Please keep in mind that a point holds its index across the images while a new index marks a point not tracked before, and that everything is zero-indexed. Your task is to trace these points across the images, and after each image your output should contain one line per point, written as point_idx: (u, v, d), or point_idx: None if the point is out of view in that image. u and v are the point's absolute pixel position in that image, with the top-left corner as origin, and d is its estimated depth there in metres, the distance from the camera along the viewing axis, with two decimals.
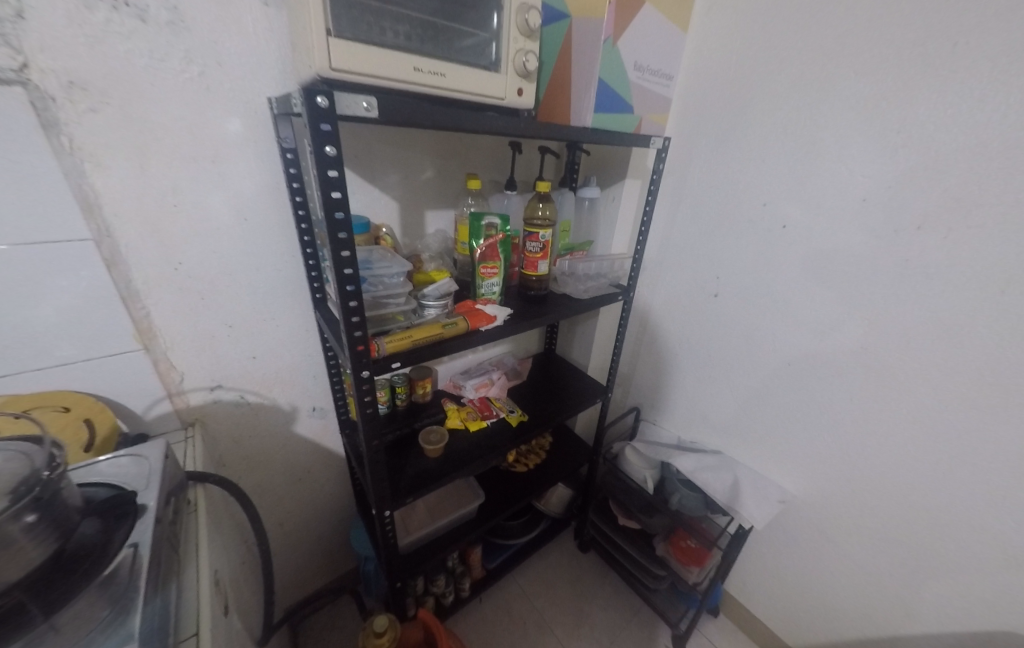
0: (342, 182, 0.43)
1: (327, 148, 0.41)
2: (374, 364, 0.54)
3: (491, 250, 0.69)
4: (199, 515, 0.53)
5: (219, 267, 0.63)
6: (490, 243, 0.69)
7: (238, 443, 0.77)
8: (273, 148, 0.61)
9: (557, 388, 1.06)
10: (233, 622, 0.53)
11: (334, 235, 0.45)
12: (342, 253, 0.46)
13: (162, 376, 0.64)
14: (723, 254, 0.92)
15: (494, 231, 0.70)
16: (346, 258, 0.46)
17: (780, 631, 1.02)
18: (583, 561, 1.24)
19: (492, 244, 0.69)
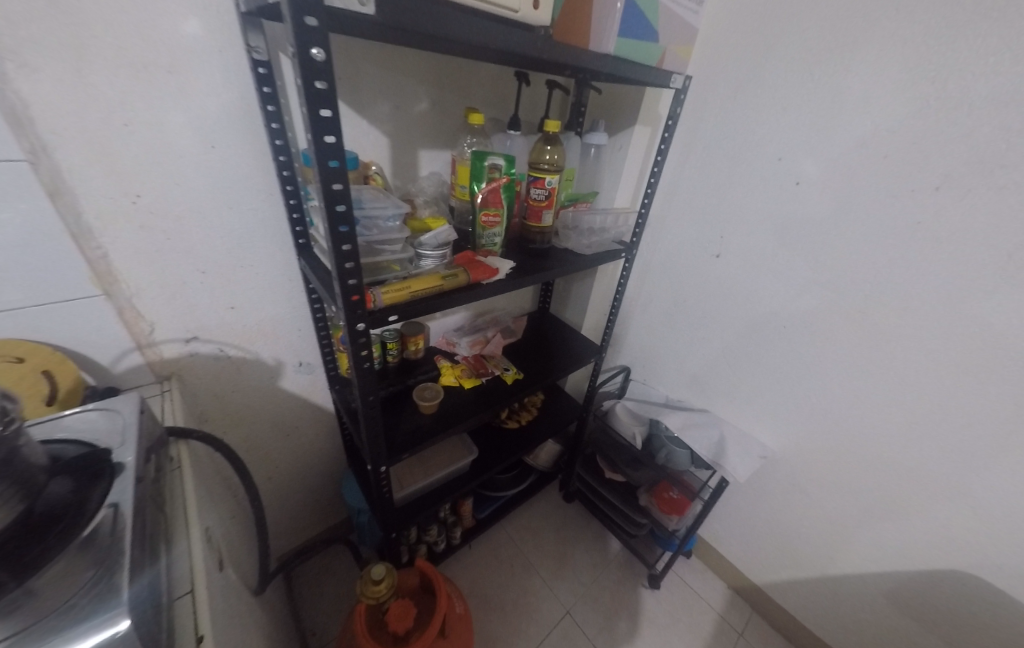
0: (333, 100, 0.37)
1: (314, 52, 0.34)
2: (369, 317, 0.50)
3: (495, 195, 0.63)
4: (183, 473, 0.50)
5: (186, 203, 0.56)
6: (492, 186, 0.63)
7: (220, 398, 0.73)
8: (241, 61, 0.52)
9: (551, 346, 1.05)
10: (230, 576, 0.51)
11: (324, 164, 0.38)
12: (334, 186, 0.40)
13: (129, 325, 0.58)
14: (730, 212, 0.88)
15: (498, 173, 0.63)
16: (339, 192, 0.40)
17: (747, 570, 1.10)
18: (568, 510, 1.30)
19: (495, 189, 0.63)
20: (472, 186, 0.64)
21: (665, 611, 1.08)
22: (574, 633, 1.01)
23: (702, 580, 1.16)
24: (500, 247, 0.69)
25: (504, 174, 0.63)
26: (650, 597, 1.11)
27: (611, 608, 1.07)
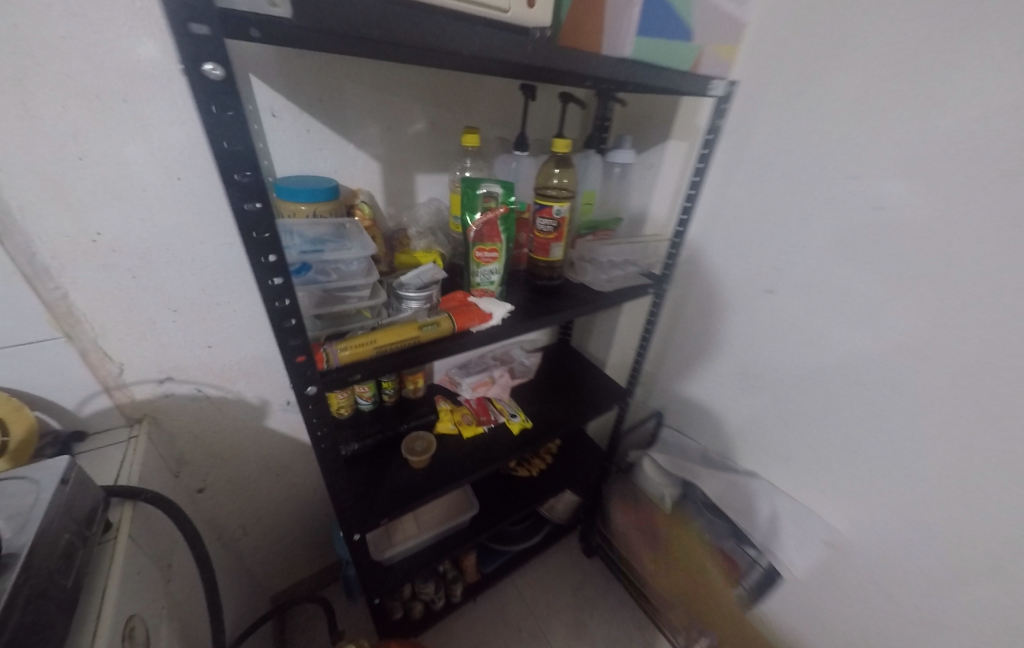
0: (243, 130, 0.30)
1: (206, 67, 0.27)
2: (322, 379, 0.41)
3: (490, 226, 0.54)
4: (115, 548, 0.44)
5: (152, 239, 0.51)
6: (487, 218, 0.54)
7: (201, 439, 0.68)
8: None
9: (568, 388, 0.93)
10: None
11: (240, 205, 0.31)
12: (260, 233, 0.33)
13: (94, 368, 0.54)
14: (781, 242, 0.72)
15: (494, 204, 0.55)
16: (267, 240, 0.33)
17: None
18: (587, 567, 1.15)
19: (491, 220, 0.54)
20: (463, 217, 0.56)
21: None
22: None
23: None
24: (500, 286, 0.59)
25: (502, 204, 0.54)
26: None
27: None
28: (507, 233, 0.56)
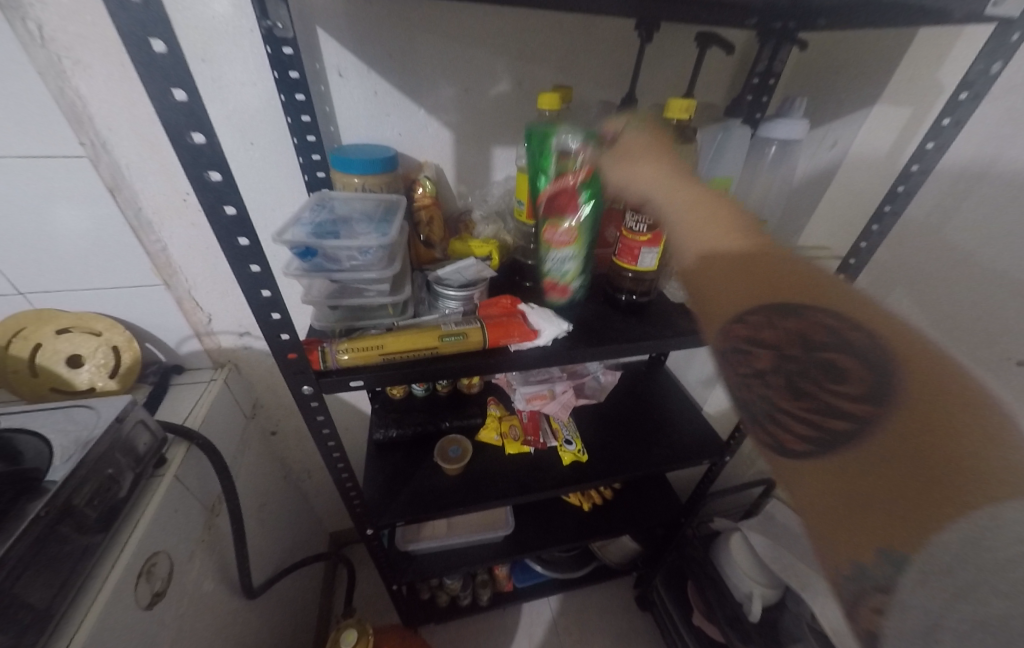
0: (187, 74, 0.21)
1: None
2: (317, 381, 0.35)
3: (565, 196, 0.41)
4: (158, 487, 0.48)
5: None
6: (559, 186, 0.41)
7: (274, 389, 0.74)
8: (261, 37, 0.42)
9: (647, 421, 0.76)
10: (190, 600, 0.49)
11: (196, 174, 0.24)
12: (227, 208, 0.26)
13: (188, 315, 0.60)
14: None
15: (571, 163, 0.41)
16: (234, 218, 0.26)
17: None
18: (636, 618, 1.01)
19: (563, 189, 0.41)
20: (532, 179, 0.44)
21: None
22: None
23: None
24: (576, 277, 0.46)
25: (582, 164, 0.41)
26: None
27: None
28: (590, 203, 0.41)
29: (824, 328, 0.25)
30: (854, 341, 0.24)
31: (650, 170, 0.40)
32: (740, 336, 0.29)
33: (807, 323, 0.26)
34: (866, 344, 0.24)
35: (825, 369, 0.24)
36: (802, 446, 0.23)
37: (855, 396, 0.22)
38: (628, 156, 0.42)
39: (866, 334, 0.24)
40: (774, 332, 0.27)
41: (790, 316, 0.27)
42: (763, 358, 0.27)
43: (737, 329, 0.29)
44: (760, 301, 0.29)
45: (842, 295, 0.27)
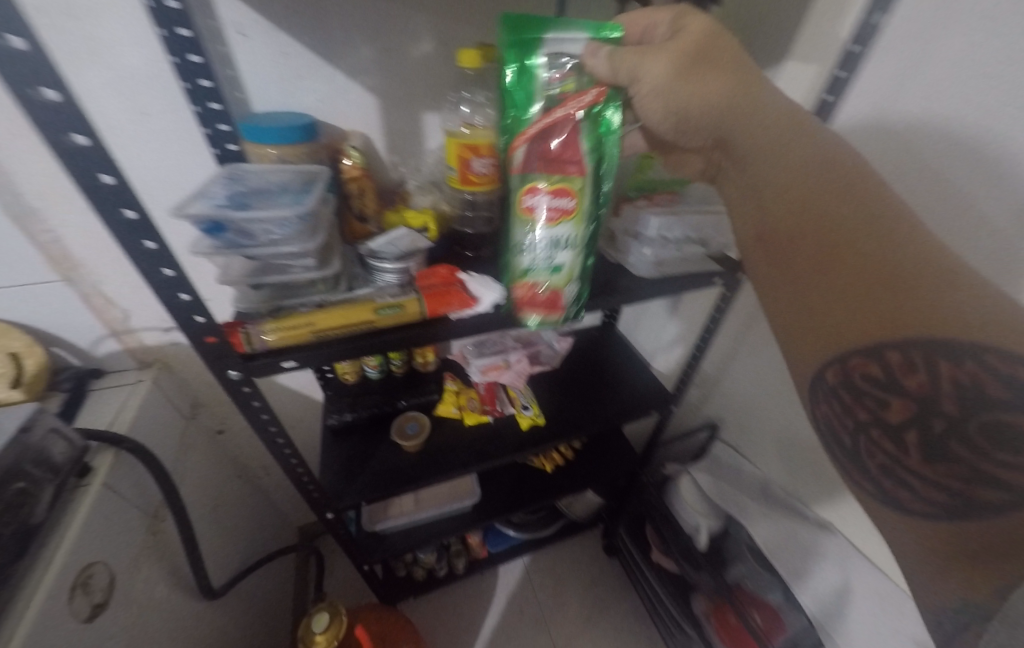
0: (18, 14, 0.18)
1: None
2: (243, 365, 0.34)
3: (553, 142, 0.35)
4: (85, 497, 0.44)
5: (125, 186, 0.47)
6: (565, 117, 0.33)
7: (214, 386, 0.69)
8: None
9: (600, 382, 0.80)
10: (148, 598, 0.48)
11: (55, 138, 0.21)
12: (103, 178, 0.23)
13: (99, 312, 0.55)
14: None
15: (571, 87, 0.36)
16: (114, 189, 0.24)
17: None
18: (604, 565, 1.08)
19: (565, 127, 0.35)
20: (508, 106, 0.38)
21: None
22: None
23: None
24: (571, 279, 0.38)
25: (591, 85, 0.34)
26: None
27: None
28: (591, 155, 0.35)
29: (982, 376, 0.22)
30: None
31: (732, 140, 0.34)
32: (869, 376, 0.27)
33: (968, 369, 0.22)
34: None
35: (986, 433, 0.21)
36: (926, 508, 0.24)
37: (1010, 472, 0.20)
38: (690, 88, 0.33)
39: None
40: (918, 378, 0.24)
41: (937, 357, 0.23)
42: (897, 404, 0.26)
43: (851, 362, 0.28)
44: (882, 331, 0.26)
45: (1008, 320, 0.22)
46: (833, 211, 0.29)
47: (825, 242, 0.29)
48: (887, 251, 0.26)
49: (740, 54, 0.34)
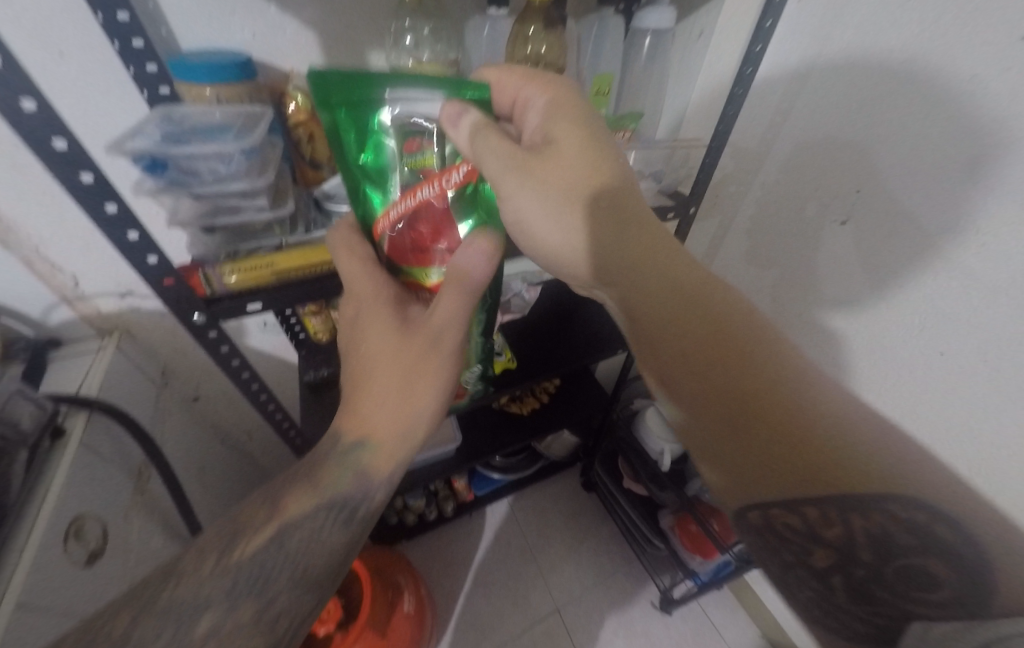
0: None
1: None
2: (207, 309, 0.35)
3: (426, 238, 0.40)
4: (63, 457, 0.45)
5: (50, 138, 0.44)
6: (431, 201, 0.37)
7: (182, 352, 0.69)
8: None
9: (568, 327, 0.83)
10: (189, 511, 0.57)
11: None
12: (25, 104, 0.23)
13: (46, 277, 0.52)
14: (867, 159, 0.51)
15: (432, 158, 0.37)
16: (38, 116, 0.23)
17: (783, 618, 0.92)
18: (582, 499, 1.18)
19: (436, 209, 0.38)
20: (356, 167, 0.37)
21: (671, 639, 0.97)
22: (559, 633, 0.95)
23: (725, 616, 1.01)
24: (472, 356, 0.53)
25: (461, 160, 0.38)
26: (658, 618, 0.99)
27: (609, 619, 0.98)
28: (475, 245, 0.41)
29: (887, 524, 0.28)
30: (943, 541, 0.26)
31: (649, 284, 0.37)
32: (795, 523, 0.32)
33: (878, 521, 0.28)
34: (948, 539, 0.26)
35: (903, 578, 0.28)
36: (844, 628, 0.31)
37: (932, 609, 0.26)
38: (575, 220, 0.38)
39: (947, 522, 0.26)
40: (835, 530, 0.30)
41: (848, 511, 0.29)
42: (823, 551, 0.32)
43: (779, 521, 0.33)
44: (789, 487, 0.30)
45: (887, 467, 0.28)
46: (716, 373, 0.33)
47: (724, 408, 0.32)
48: (793, 423, 0.30)
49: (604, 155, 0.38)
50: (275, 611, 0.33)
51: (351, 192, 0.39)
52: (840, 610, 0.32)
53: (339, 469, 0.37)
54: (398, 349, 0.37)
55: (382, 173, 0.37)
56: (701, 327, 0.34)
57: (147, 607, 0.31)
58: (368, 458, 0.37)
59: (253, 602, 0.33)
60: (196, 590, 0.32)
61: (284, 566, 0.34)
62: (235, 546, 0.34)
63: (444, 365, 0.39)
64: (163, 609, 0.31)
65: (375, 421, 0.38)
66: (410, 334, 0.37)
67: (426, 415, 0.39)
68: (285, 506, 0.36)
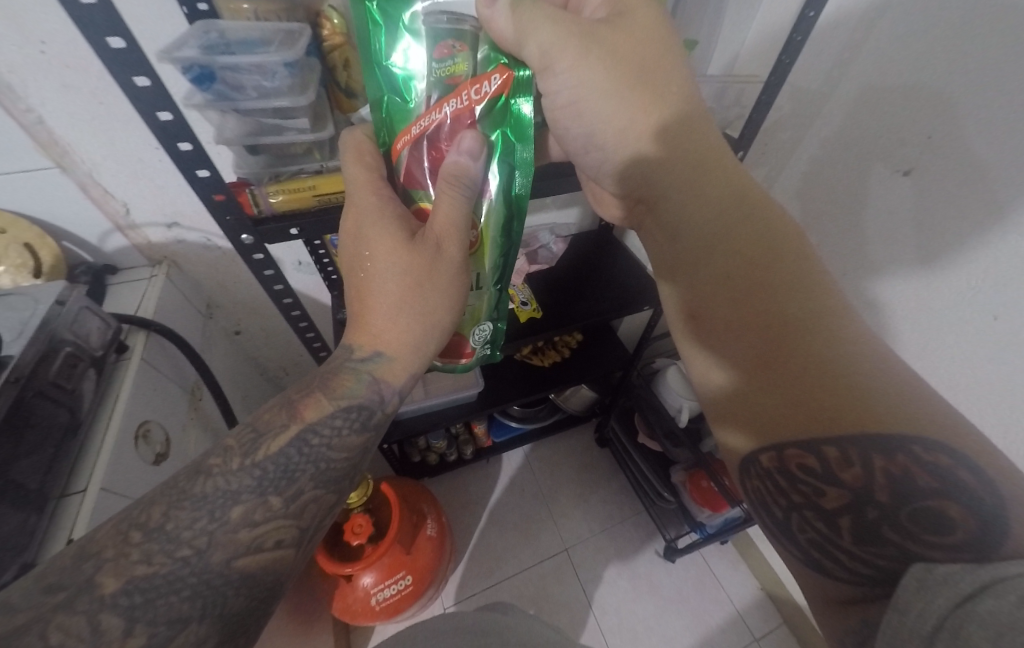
0: None
1: None
2: (253, 228, 0.36)
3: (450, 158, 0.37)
4: (128, 368, 0.49)
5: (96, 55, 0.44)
6: (456, 114, 0.35)
7: (224, 286, 0.72)
8: None
9: (595, 281, 0.83)
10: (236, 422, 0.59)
11: None
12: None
13: (100, 204, 0.55)
14: (947, 100, 0.45)
15: (463, 65, 0.36)
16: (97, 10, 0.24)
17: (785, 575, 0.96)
18: (596, 453, 1.22)
19: (462, 125, 0.36)
20: (382, 67, 0.37)
21: (672, 584, 1.02)
22: (566, 569, 1.02)
23: (728, 569, 1.06)
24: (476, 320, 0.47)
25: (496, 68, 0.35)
26: (661, 564, 1.04)
27: (614, 562, 1.04)
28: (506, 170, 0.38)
29: (911, 467, 0.27)
30: (964, 486, 0.26)
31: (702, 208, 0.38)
32: (813, 465, 0.31)
33: (900, 462, 0.27)
34: (974, 489, 0.25)
35: (916, 520, 0.27)
36: (846, 576, 0.30)
37: (946, 551, 0.24)
38: (635, 130, 0.39)
39: (968, 468, 0.26)
40: (853, 471, 0.29)
41: (872, 453, 0.28)
42: (834, 493, 0.31)
43: (789, 455, 0.33)
44: (812, 423, 0.31)
45: (914, 409, 0.28)
46: (748, 271, 0.35)
47: (748, 308, 0.35)
48: (825, 356, 0.31)
49: (665, 80, 0.38)
50: (306, 500, 0.35)
51: (375, 103, 0.39)
52: (842, 558, 0.30)
53: (355, 375, 0.39)
54: (406, 260, 0.36)
55: (408, 74, 0.37)
56: (750, 235, 0.36)
57: (177, 502, 0.31)
58: (382, 369, 0.39)
59: (281, 496, 0.34)
60: (223, 485, 0.33)
61: (307, 464, 0.36)
62: (260, 445, 0.35)
63: (454, 279, 0.38)
64: (192, 504, 0.31)
65: (390, 329, 0.39)
66: (416, 245, 0.36)
67: (438, 328, 0.39)
68: (303, 412, 0.37)
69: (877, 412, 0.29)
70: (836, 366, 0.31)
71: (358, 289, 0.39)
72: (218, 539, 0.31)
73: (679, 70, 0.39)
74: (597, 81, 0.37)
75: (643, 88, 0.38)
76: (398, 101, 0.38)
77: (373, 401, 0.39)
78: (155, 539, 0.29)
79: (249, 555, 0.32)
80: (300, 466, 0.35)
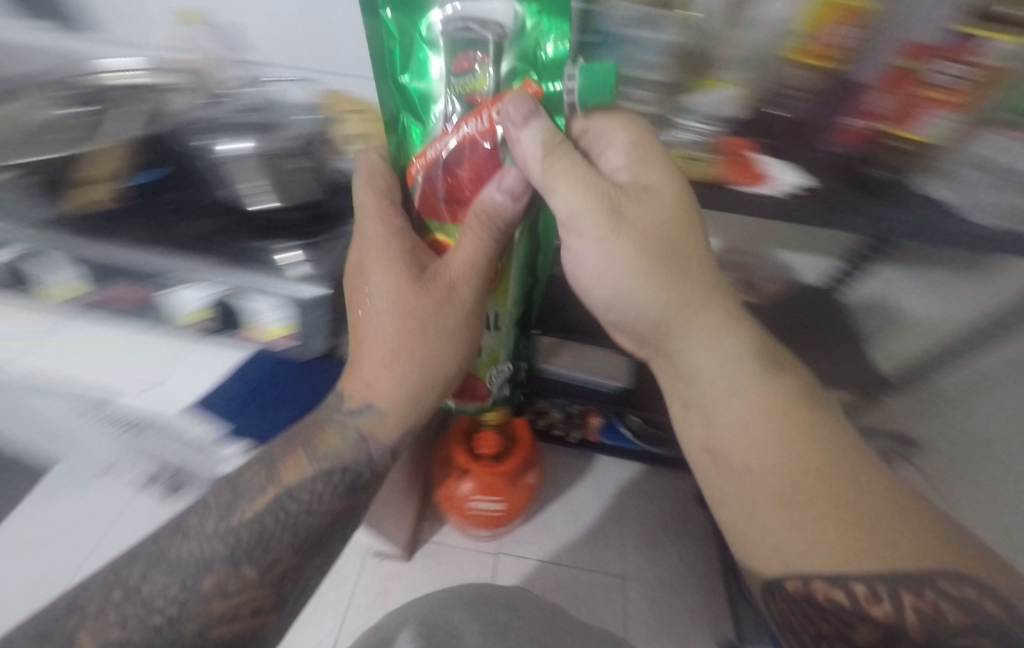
0: None
1: None
2: None
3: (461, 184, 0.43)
4: None
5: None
6: (475, 135, 0.38)
7: None
8: None
9: None
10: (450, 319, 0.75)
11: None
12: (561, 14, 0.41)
13: None
14: None
15: (483, 80, 0.37)
16: None
17: None
18: (694, 509, 1.12)
19: (477, 152, 0.40)
20: (399, 85, 0.42)
21: None
22: (614, 594, 1.00)
23: None
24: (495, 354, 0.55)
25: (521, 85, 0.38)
26: None
27: (665, 621, 0.98)
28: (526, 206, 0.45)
29: (937, 603, 0.33)
30: (984, 606, 0.33)
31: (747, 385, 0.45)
32: (845, 601, 0.37)
33: (928, 597, 0.34)
34: (992, 608, 0.32)
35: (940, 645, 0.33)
36: None
37: None
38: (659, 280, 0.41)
39: (990, 595, 0.33)
40: (883, 609, 0.35)
41: (901, 592, 0.34)
42: (864, 623, 0.36)
43: (818, 587, 0.38)
44: (849, 563, 0.37)
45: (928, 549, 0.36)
46: (785, 440, 0.43)
47: (778, 471, 0.42)
48: (849, 509, 0.39)
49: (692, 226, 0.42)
50: (271, 563, 0.43)
51: (394, 117, 0.45)
52: None
53: (341, 432, 0.45)
54: (418, 306, 0.42)
55: (423, 91, 0.42)
56: (782, 402, 0.44)
57: (156, 567, 0.41)
58: (380, 414, 0.45)
59: (252, 565, 0.42)
60: (197, 553, 0.41)
61: (280, 534, 0.43)
62: (234, 513, 0.43)
63: (458, 320, 0.44)
64: (169, 568, 0.41)
65: (380, 383, 0.44)
66: (426, 287, 0.42)
67: (442, 365, 0.45)
68: (281, 477, 0.44)
69: (899, 554, 0.36)
70: (865, 512, 0.38)
71: (363, 342, 0.45)
72: (189, 607, 0.40)
73: (698, 231, 0.43)
74: (621, 258, 0.40)
75: (662, 257, 0.41)
76: (414, 117, 0.44)
77: (357, 460, 0.45)
78: (134, 601, 0.40)
79: (221, 623, 0.41)
80: (274, 531, 0.42)
